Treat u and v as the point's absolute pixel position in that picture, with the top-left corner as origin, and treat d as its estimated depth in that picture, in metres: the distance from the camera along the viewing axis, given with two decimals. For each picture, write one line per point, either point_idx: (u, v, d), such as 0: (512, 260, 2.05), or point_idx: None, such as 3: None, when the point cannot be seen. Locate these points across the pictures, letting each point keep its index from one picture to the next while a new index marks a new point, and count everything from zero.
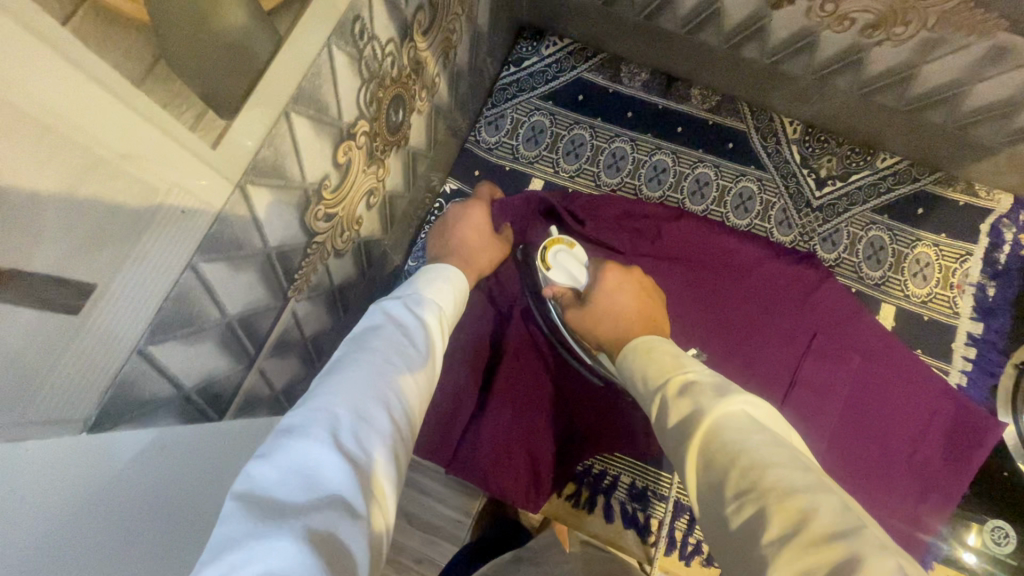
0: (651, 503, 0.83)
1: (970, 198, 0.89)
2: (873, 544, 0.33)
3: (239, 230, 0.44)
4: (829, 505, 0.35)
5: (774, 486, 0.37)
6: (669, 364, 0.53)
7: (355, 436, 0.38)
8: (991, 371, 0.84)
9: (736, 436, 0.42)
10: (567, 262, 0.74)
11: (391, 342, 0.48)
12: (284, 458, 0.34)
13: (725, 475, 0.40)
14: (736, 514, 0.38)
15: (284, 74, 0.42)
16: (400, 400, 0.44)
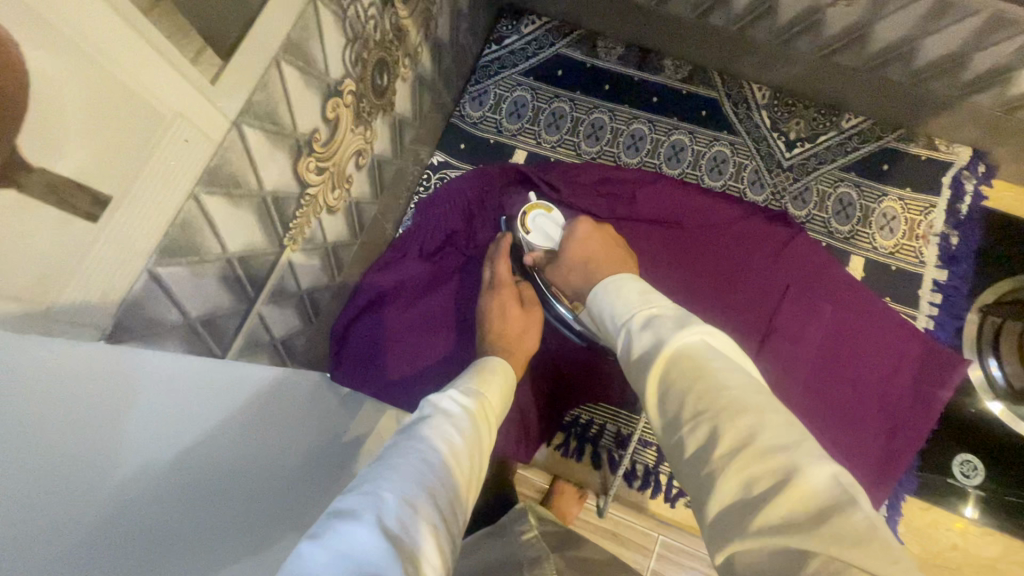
0: (637, 450, 0.87)
1: (931, 153, 0.94)
2: (809, 454, 0.35)
3: (235, 169, 0.49)
4: (774, 421, 0.37)
5: (725, 407, 0.38)
6: (635, 300, 0.50)
7: (401, 524, 0.39)
8: (955, 314, 0.89)
9: (697, 365, 0.42)
10: (547, 224, 0.74)
11: (446, 424, 0.50)
12: (332, 544, 0.36)
13: (681, 403, 0.40)
14: (687, 435, 0.39)
15: (272, 22, 0.46)
16: (449, 484, 0.45)
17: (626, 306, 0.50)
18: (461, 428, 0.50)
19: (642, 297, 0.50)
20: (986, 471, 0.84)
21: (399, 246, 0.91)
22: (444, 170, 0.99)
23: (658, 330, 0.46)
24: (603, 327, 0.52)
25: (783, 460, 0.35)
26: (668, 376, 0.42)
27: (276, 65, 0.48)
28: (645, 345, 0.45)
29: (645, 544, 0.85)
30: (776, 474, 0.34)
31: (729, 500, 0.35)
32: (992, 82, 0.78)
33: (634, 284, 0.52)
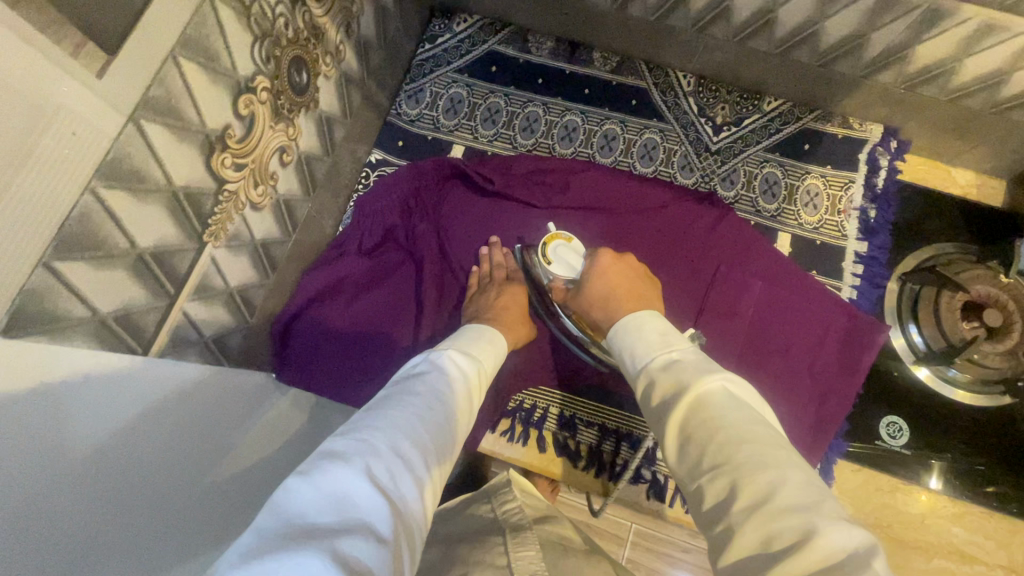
0: (580, 430, 0.88)
1: (847, 132, 0.98)
2: (830, 518, 0.36)
3: (138, 162, 0.50)
4: (793, 479, 0.39)
5: (745, 463, 0.40)
6: (656, 343, 0.54)
7: (389, 475, 0.42)
8: (876, 283, 0.93)
9: (714, 411, 0.45)
10: (567, 254, 0.75)
11: (434, 396, 0.53)
12: (324, 482, 0.39)
13: (702, 451, 0.43)
14: (707, 485, 0.42)
15: (167, 17, 0.47)
16: (432, 446, 0.48)
17: (647, 348, 0.53)
18: (445, 399, 0.53)
19: (663, 339, 0.54)
20: (910, 430, 0.88)
21: (337, 245, 0.93)
22: (382, 168, 1.00)
23: (677, 372, 0.49)
24: (625, 368, 0.56)
25: (799, 517, 0.36)
26: (687, 425, 0.46)
27: (174, 59, 0.50)
28: (668, 388, 0.48)
29: (619, 534, 0.97)
30: (794, 531, 0.35)
31: (745, 549, 0.37)
32: (893, 60, 0.83)
33: (656, 325, 0.56)
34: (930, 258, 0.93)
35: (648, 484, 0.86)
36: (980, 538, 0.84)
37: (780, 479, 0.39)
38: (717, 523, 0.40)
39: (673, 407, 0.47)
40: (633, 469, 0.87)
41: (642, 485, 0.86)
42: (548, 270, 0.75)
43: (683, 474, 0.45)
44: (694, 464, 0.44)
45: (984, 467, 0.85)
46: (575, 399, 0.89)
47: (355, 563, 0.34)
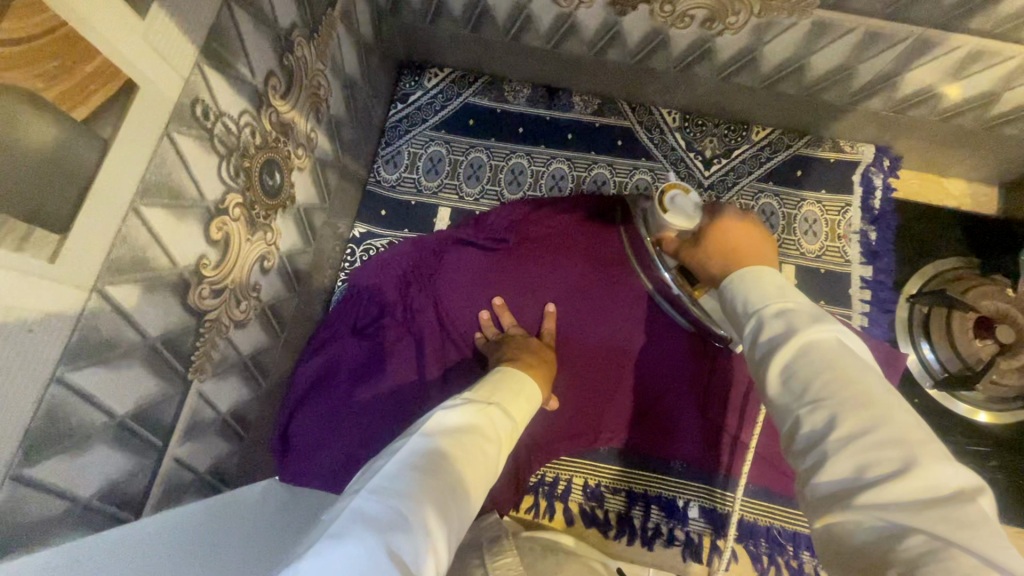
0: (606, 499, 0.85)
1: (838, 155, 0.96)
2: (935, 454, 0.34)
3: (108, 328, 0.44)
4: (899, 417, 0.36)
5: (850, 396, 0.38)
6: (774, 292, 0.48)
7: (410, 547, 0.40)
8: (885, 308, 0.92)
9: (828, 353, 0.41)
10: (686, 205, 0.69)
11: (459, 446, 0.50)
12: (338, 559, 0.37)
13: (805, 383, 0.40)
14: (804, 414, 0.39)
15: (125, 170, 0.42)
16: (459, 506, 0.46)
17: (764, 296, 0.48)
18: (473, 452, 0.51)
19: (782, 290, 0.48)
20: None
21: (325, 334, 0.87)
22: (368, 241, 0.95)
23: (795, 319, 0.44)
24: (734, 311, 0.51)
25: (899, 451, 0.34)
26: (796, 363, 0.42)
27: (135, 212, 0.44)
28: (775, 331, 0.44)
29: None
30: (894, 462, 0.34)
31: (839, 473, 0.35)
32: (883, 86, 0.81)
33: (775, 278, 0.50)
34: (935, 275, 0.92)
35: (682, 546, 0.83)
36: None
37: (884, 416, 0.36)
38: (806, 459, 0.38)
39: (776, 347, 0.43)
40: (666, 534, 0.84)
41: (676, 550, 0.83)
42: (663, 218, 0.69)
43: (773, 407, 0.43)
44: (792, 394, 0.41)
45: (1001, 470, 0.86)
46: (597, 466, 0.86)
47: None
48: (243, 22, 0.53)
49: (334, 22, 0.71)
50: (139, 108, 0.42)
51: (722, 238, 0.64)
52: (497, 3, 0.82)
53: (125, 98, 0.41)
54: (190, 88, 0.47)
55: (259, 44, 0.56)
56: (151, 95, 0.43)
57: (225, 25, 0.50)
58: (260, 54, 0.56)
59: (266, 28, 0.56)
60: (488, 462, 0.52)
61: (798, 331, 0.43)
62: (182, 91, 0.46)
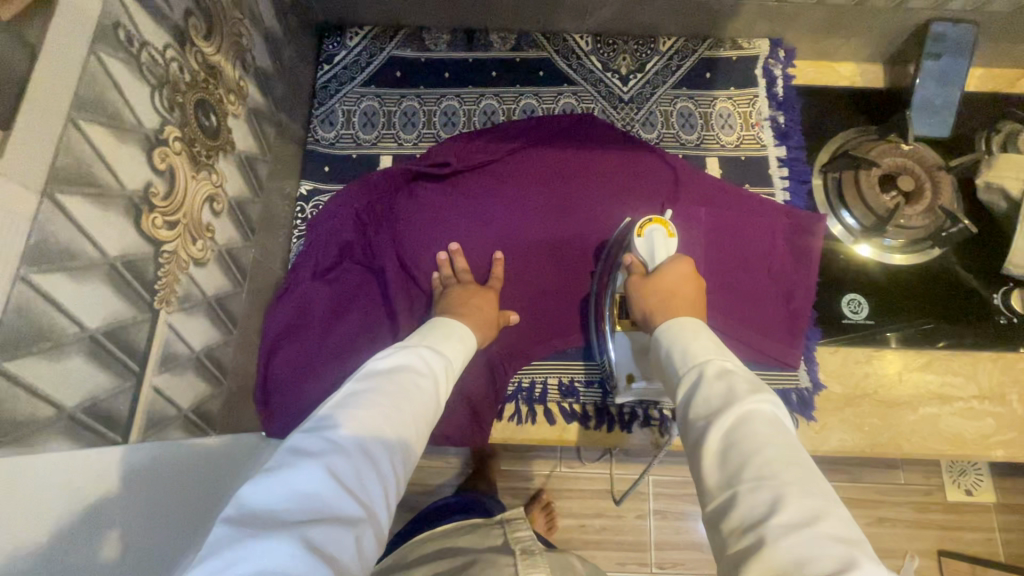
0: (582, 393, 0.90)
1: (739, 53, 1.05)
2: (868, 556, 0.42)
3: (66, 238, 0.46)
4: (831, 516, 0.45)
5: (792, 483, 0.47)
6: (712, 350, 0.61)
7: (350, 470, 0.49)
8: (802, 181, 1.01)
9: (763, 431, 0.51)
10: (659, 244, 0.78)
11: (397, 384, 0.59)
12: (285, 482, 0.46)
13: (745, 460, 0.49)
14: (747, 491, 0.47)
15: (58, 77, 0.44)
16: (400, 441, 0.55)
17: (702, 350, 0.62)
18: (413, 387, 0.59)
19: (720, 349, 0.62)
20: (868, 303, 0.95)
21: (287, 284, 0.89)
22: (316, 198, 0.97)
23: (732, 382, 0.56)
24: (673, 358, 0.64)
25: (839, 548, 0.42)
26: (739, 433, 0.51)
27: (73, 122, 0.46)
28: (718, 394, 0.55)
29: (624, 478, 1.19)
30: (832, 553, 0.41)
31: (781, 551, 0.42)
32: None
33: (709, 336, 0.64)
34: (840, 147, 1.01)
35: (658, 423, 0.89)
36: (950, 377, 0.91)
37: (817, 509, 0.45)
38: (738, 541, 0.45)
39: (719, 415, 0.53)
40: (641, 414, 0.89)
41: (652, 427, 0.89)
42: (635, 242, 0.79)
43: (710, 480, 0.51)
44: (735, 472, 0.49)
45: (936, 320, 0.93)
46: (569, 364, 0.91)
47: (321, 549, 0.42)
48: None
49: None
50: (60, 19, 0.44)
51: (671, 284, 0.74)
52: None
53: (47, 6, 0.43)
54: (109, 10, 0.50)
55: None
56: (71, 7, 0.45)
57: None
58: None
59: None
60: (425, 393, 0.60)
61: (739, 400, 0.53)
62: (102, 11, 0.49)
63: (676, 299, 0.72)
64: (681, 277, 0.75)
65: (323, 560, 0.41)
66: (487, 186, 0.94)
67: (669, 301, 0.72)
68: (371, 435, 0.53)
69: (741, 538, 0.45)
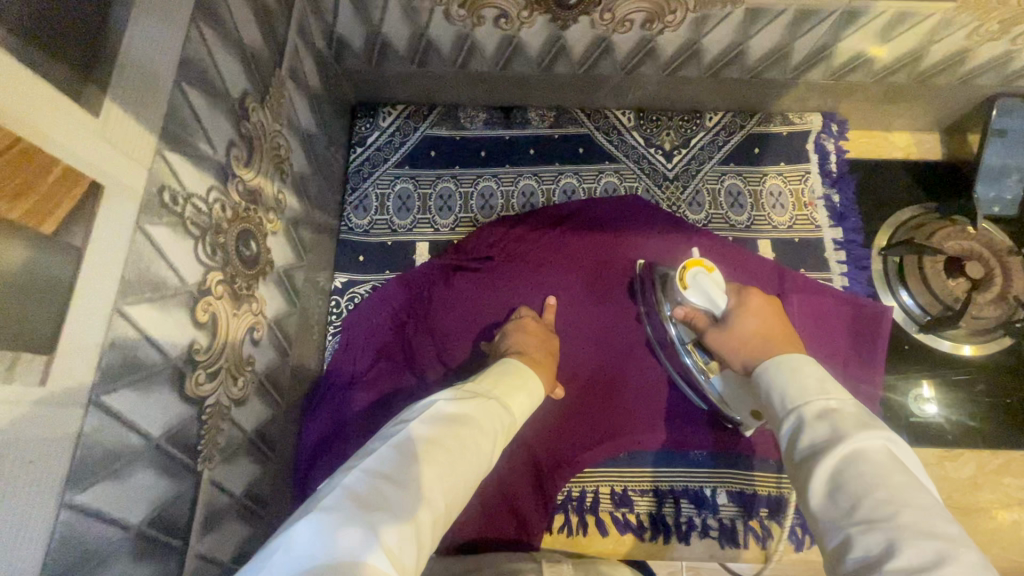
0: (636, 501, 0.85)
1: (790, 127, 1.00)
2: None
3: (111, 440, 0.42)
4: (966, 560, 0.36)
5: (914, 525, 0.39)
6: (813, 387, 0.51)
7: (386, 522, 0.42)
8: (862, 264, 0.95)
9: (873, 472, 0.42)
10: (709, 286, 0.71)
11: (456, 437, 0.52)
12: (322, 527, 0.41)
13: (858, 498, 0.41)
14: (860, 534, 0.40)
15: (103, 270, 0.40)
16: (444, 503, 0.47)
17: (802, 388, 0.52)
18: (470, 441, 0.52)
19: (821, 384, 0.51)
20: (935, 397, 0.90)
21: (324, 390, 0.84)
22: (352, 289, 0.93)
23: (837, 422, 0.47)
24: (769, 399, 0.55)
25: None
26: (846, 472, 0.43)
27: (120, 312, 0.42)
28: (818, 437, 0.47)
29: None
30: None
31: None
32: (820, 58, 0.85)
33: (807, 368, 0.54)
34: (899, 225, 0.96)
35: (718, 533, 0.84)
36: None
37: (949, 555, 0.36)
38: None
39: (825, 455, 0.45)
40: (699, 523, 0.84)
41: (712, 539, 0.83)
42: (682, 295, 0.72)
43: (818, 514, 0.44)
44: (846, 511, 0.42)
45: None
46: (622, 470, 0.85)
47: None
48: (196, 98, 0.51)
49: (283, 81, 0.70)
50: (107, 207, 0.40)
51: (747, 329, 0.64)
52: (442, 35, 0.83)
53: (94, 199, 0.39)
54: (154, 176, 0.46)
55: (215, 118, 0.55)
56: (118, 191, 0.42)
57: (179, 105, 0.49)
58: (217, 126, 0.55)
59: (219, 100, 0.55)
60: (481, 453, 0.53)
61: (840, 439, 0.45)
62: (148, 181, 0.45)
63: (770, 342, 0.62)
64: (758, 316, 0.65)
65: None
66: (529, 276, 0.91)
67: (762, 346, 0.61)
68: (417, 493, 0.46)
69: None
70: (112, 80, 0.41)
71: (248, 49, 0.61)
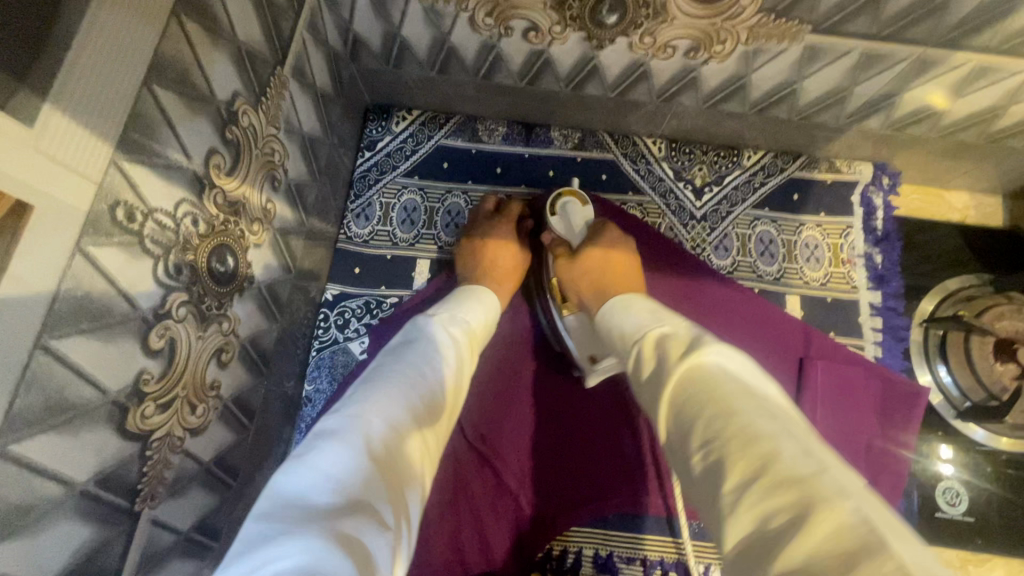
0: (621, 569, 0.75)
1: (836, 175, 0.91)
2: (831, 492, 0.30)
3: (20, 492, 0.37)
4: (789, 453, 0.33)
5: (735, 436, 0.35)
6: (647, 319, 0.51)
7: (378, 438, 0.40)
8: (899, 335, 0.86)
9: (700, 386, 0.40)
10: (572, 213, 0.76)
11: (418, 359, 0.50)
12: (311, 465, 0.38)
13: (692, 424, 0.38)
14: (702, 463, 0.36)
15: (27, 305, 0.35)
16: (426, 414, 0.46)
17: (633, 323, 0.52)
18: (431, 360, 0.51)
19: (653, 313, 0.52)
20: (969, 495, 0.81)
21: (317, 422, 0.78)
22: (343, 303, 0.88)
23: (665, 350, 0.45)
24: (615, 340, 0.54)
25: (798, 492, 0.30)
26: (678, 398, 0.41)
27: (42, 349, 0.37)
28: (656, 367, 0.45)
29: None
30: (792, 509, 0.30)
31: (746, 532, 0.31)
32: (881, 106, 0.77)
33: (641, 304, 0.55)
34: (945, 297, 0.87)
35: None
36: None
37: (771, 454, 0.33)
38: (715, 517, 0.34)
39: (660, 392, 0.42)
40: None
41: None
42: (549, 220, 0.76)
43: (677, 459, 0.40)
44: (690, 440, 0.38)
45: None
46: (612, 534, 0.76)
47: (353, 541, 0.33)
48: (170, 102, 0.45)
49: (285, 80, 0.64)
50: (37, 232, 0.35)
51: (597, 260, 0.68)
52: (465, 43, 0.76)
53: (17, 224, 0.33)
54: (108, 192, 0.40)
55: (193, 124, 0.49)
56: (54, 212, 0.36)
57: (147, 109, 0.43)
58: (195, 134, 0.50)
59: (200, 104, 0.49)
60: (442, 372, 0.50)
61: (674, 360, 0.43)
62: (97, 198, 0.39)
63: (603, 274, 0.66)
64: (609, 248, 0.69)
65: (351, 556, 0.32)
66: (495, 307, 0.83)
67: (600, 278, 0.66)
68: (424, 429, 0.45)
69: (716, 506, 0.34)
70: (56, 86, 0.35)
71: (243, 46, 0.55)
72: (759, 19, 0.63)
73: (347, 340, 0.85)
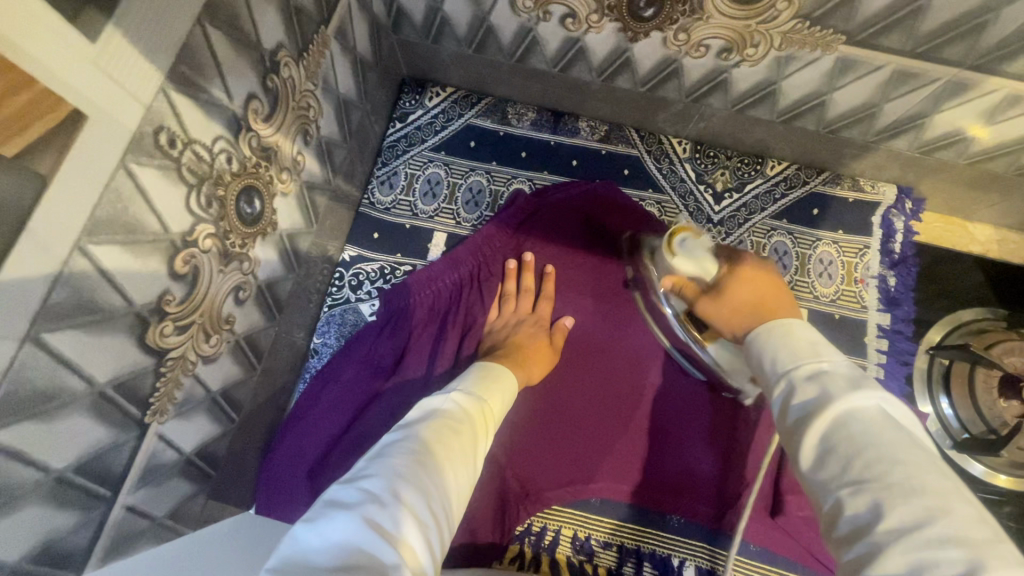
0: (597, 552, 0.77)
1: (858, 194, 0.91)
2: (1000, 555, 0.30)
3: (44, 380, 0.40)
4: (958, 513, 0.32)
5: (900, 483, 0.33)
6: (804, 350, 0.43)
7: (389, 510, 0.39)
8: (903, 359, 0.86)
9: (860, 427, 0.37)
10: (695, 249, 0.60)
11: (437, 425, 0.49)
12: (324, 532, 0.38)
13: (845, 461, 0.36)
14: (847, 498, 0.35)
15: (72, 205, 0.38)
16: (442, 485, 0.45)
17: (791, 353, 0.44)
18: (451, 427, 0.50)
19: (814, 347, 0.43)
20: None
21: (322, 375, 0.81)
22: (358, 265, 0.91)
23: (830, 385, 0.40)
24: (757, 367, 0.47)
25: (965, 552, 0.30)
26: (834, 432, 0.38)
27: (80, 251, 0.40)
28: (808, 399, 0.40)
29: None
30: (958, 566, 0.29)
31: (892, 574, 0.30)
32: (910, 126, 0.77)
33: (797, 331, 0.45)
34: (955, 327, 0.86)
35: None
36: None
37: (941, 510, 0.32)
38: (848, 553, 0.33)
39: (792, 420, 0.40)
40: None
41: None
42: (670, 261, 0.61)
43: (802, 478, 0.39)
44: (829, 474, 0.37)
45: None
46: (592, 518, 0.77)
47: None
48: (220, 43, 0.49)
49: (327, 40, 0.67)
50: (85, 140, 0.38)
51: (742, 291, 0.54)
52: (504, 25, 0.78)
53: (70, 130, 0.36)
54: (152, 117, 0.43)
55: (237, 66, 0.52)
56: (104, 126, 0.39)
57: (198, 46, 0.46)
58: (238, 76, 0.53)
59: (247, 49, 0.52)
60: (463, 440, 0.49)
61: (837, 396, 0.38)
62: (143, 121, 0.43)
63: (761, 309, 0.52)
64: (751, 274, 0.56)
65: None
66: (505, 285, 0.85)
67: (752, 312, 0.52)
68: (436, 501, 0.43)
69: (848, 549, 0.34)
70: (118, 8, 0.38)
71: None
72: (793, 25, 0.64)
73: (358, 301, 0.89)
